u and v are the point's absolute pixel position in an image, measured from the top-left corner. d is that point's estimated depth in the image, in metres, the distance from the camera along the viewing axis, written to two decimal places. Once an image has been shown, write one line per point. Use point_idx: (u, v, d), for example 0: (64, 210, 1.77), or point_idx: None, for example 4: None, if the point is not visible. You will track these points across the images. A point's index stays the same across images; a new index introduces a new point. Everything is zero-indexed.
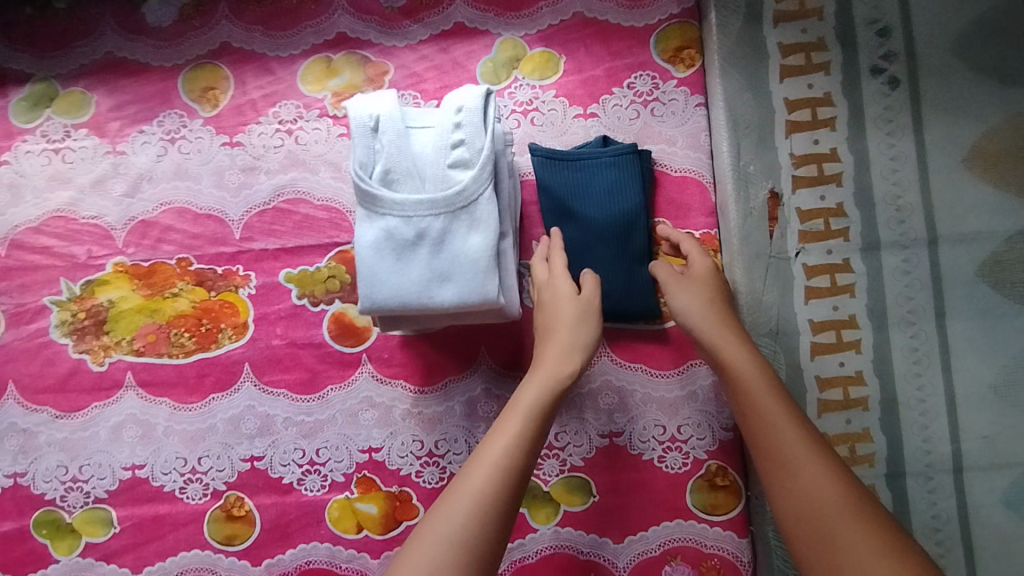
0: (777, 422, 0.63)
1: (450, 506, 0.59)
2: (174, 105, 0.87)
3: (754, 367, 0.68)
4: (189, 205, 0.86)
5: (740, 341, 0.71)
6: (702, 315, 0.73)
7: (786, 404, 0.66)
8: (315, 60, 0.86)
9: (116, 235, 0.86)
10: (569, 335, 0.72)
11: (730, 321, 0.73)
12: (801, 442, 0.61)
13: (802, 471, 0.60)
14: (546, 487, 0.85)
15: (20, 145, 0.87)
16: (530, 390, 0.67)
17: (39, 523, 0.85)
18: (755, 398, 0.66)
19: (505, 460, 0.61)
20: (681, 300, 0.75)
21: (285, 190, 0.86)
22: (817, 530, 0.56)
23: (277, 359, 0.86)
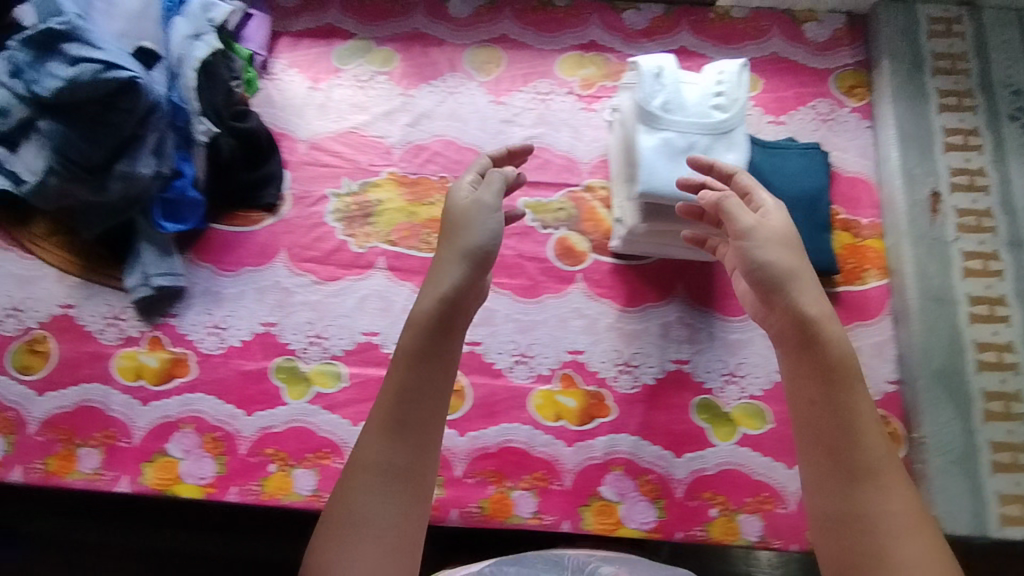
0: (861, 425, 0.69)
1: (365, 480, 0.68)
2: (457, 70, 1.11)
3: (835, 346, 0.72)
4: (457, 139, 1.07)
5: (825, 316, 0.73)
6: (794, 274, 0.75)
7: (854, 389, 0.70)
8: (570, 55, 1.12)
9: (394, 152, 1.07)
10: (455, 252, 0.79)
11: (793, 277, 0.75)
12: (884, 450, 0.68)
13: (863, 458, 0.68)
14: (727, 408, 0.95)
15: (334, 79, 1.11)
16: (408, 334, 0.74)
17: (278, 368, 0.96)
18: (841, 380, 0.71)
19: (404, 416, 0.70)
20: (771, 253, 0.75)
21: (533, 140, 1.07)
22: (850, 513, 0.66)
23: (506, 265, 1.01)
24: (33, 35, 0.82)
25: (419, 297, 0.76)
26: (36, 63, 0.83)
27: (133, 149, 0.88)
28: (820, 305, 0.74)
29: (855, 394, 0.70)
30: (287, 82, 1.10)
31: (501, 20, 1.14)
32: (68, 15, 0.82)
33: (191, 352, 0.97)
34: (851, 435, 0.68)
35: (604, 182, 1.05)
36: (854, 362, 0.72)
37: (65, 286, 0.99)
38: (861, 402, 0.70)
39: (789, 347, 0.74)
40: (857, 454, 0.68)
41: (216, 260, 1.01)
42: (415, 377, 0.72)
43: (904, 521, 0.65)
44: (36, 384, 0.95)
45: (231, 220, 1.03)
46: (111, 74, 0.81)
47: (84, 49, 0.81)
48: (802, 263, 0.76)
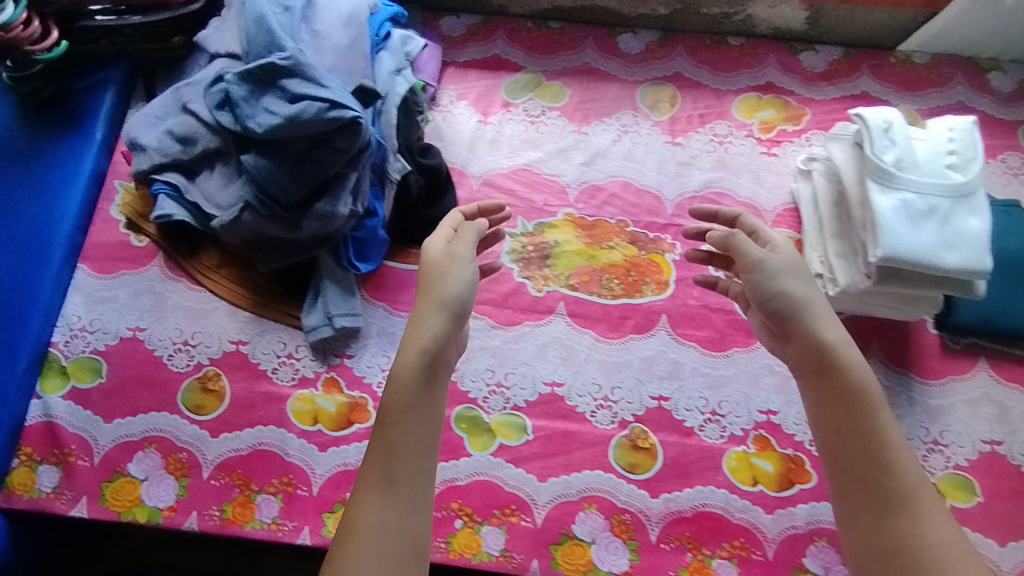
0: (889, 444, 0.67)
1: (354, 543, 0.61)
2: (630, 108, 1.07)
3: (853, 370, 0.71)
4: (634, 181, 1.03)
5: (843, 343, 0.72)
6: (809, 307, 0.74)
7: (877, 414, 0.69)
8: (748, 96, 1.08)
9: (569, 192, 1.03)
10: (436, 302, 0.72)
11: (800, 302, 0.74)
12: (913, 464, 0.66)
13: (900, 477, 0.65)
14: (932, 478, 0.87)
15: (505, 113, 1.08)
16: (404, 390, 0.68)
17: (460, 417, 0.92)
18: (861, 401, 0.69)
19: (401, 473, 0.65)
20: (783, 284, 0.75)
21: (713, 185, 1.03)
22: (907, 542, 0.62)
23: (692, 316, 0.97)
24: (253, 72, 0.80)
25: (399, 357, 0.70)
26: (251, 99, 0.80)
27: (335, 188, 0.85)
28: (835, 331, 0.73)
29: (880, 416, 0.68)
30: (456, 115, 1.07)
31: (674, 58, 1.10)
32: (291, 52, 0.79)
33: (370, 397, 0.93)
34: (880, 458, 0.66)
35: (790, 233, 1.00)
36: (876, 385, 0.70)
37: (237, 322, 0.96)
38: (887, 426, 0.68)
39: (808, 377, 0.74)
40: (889, 483, 0.65)
41: (390, 299, 0.97)
42: (418, 429, 0.67)
43: (950, 542, 0.61)
44: (209, 424, 0.91)
45: (404, 258, 0.99)
46: (333, 113, 0.78)
47: (306, 86, 0.79)
48: (816, 294, 0.75)
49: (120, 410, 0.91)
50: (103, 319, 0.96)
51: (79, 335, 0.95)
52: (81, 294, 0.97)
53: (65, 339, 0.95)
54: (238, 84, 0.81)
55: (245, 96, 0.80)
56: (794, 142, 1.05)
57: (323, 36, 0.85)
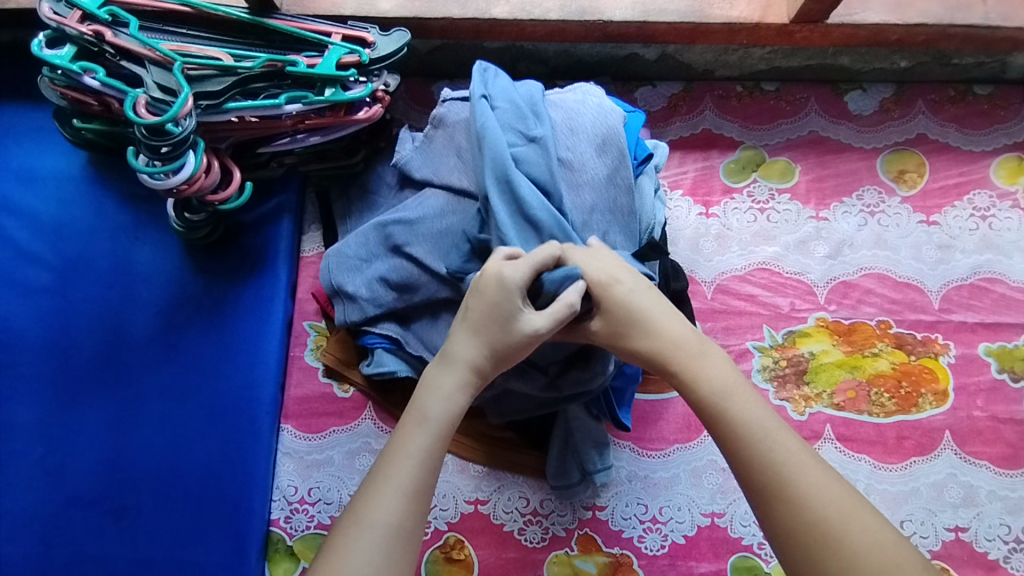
0: (759, 426, 0.58)
1: (357, 536, 0.57)
2: (872, 182, 0.94)
3: (707, 375, 0.61)
4: (890, 273, 0.90)
5: (682, 338, 0.63)
6: (651, 322, 0.64)
7: (737, 399, 0.60)
8: (1007, 158, 0.93)
9: (818, 292, 0.90)
10: (486, 334, 0.63)
11: (648, 346, 0.63)
12: (787, 442, 0.57)
13: (760, 468, 0.57)
14: None
15: (729, 201, 0.94)
16: (437, 400, 0.63)
17: (737, 569, 0.82)
18: (721, 399, 0.60)
19: (417, 484, 0.60)
20: (640, 325, 0.64)
21: (981, 269, 0.90)
22: (804, 523, 0.54)
23: (979, 430, 0.85)
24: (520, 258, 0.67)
25: (432, 378, 0.65)
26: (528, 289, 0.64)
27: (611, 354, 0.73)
28: (684, 337, 0.63)
29: (742, 406, 0.60)
30: (673, 210, 0.94)
31: (915, 116, 0.96)
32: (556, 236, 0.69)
33: (633, 554, 0.83)
34: (746, 447, 0.57)
35: None
36: (727, 376, 0.61)
37: (470, 478, 0.86)
38: (748, 406, 0.60)
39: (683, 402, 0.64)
40: (770, 468, 0.56)
41: (636, 436, 0.87)
42: (436, 447, 0.62)
43: (840, 510, 0.54)
44: None
45: (643, 387, 0.89)
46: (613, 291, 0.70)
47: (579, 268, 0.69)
48: (641, 294, 0.65)
49: None
50: (323, 488, 0.86)
51: (300, 510, 0.85)
52: (291, 461, 0.87)
53: (286, 515, 0.85)
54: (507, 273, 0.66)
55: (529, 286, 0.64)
56: None
57: (577, 167, 0.73)
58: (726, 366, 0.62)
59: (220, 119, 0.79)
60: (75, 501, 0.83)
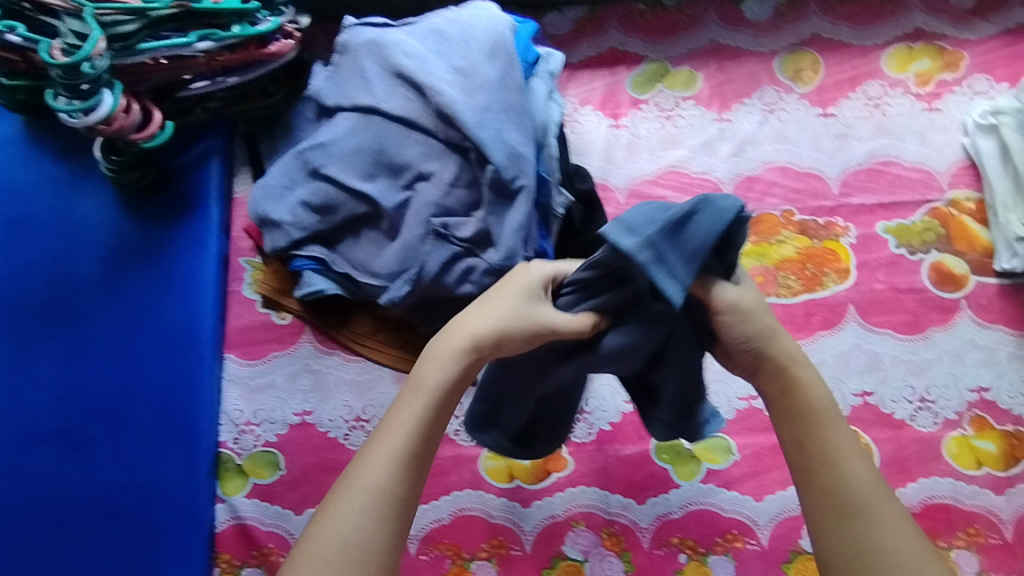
0: (852, 449, 0.56)
1: (348, 502, 0.53)
2: (771, 82, 0.98)
3: (806, 387, 0.59)
4: (791, 164, 0.95)
5: (792, 345, 0.60)
6: (772, 339, 0.58)
7: (833, 422, 0.58)
8: (897, 48, 0.98)
9: (724, 188, 0.95)
10: (500, 314, 0.58)
11: (766, 345, 0.58)
12: (874, 475, 0.56)
13: (850, 494, 0.55)
14: None
15: (637, 112, 0.99)
16: (442, 365, 0.57)
17: (660, 448, 0.88)
18: (816, 410, 0.58)
19: (412, 451, 0.55)
20: (754, 324, 0.57)
21: (877, 154, 0.95)
22: (869, 556, 0.53)
23: (881, 302, 0.90)
24: (712, 205, 0.51)
25: (428, 351, 0.58)
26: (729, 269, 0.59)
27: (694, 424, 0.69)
28: (795, 346, 0.60)
29: (838, 430, 0.57)
30: (584, 124, 0.99)
31: (808, 18, 1.00)
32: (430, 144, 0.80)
33: (562, 443, 0.89)
34: (832, 466, 0.56)
35: (970, 193, 0.92)
36: (831, 395, 0.59)
37: None
38: (843, 431, 0.57)
39: (768, 404, 0.61)
40: (847, 493, 0.55)
41: None
42: (435, 415, 0.57)
43: (918, 561, 0.52)
44: None
45: None
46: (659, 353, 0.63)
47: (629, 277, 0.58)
48: (767, 319, 0.58)
49: (308, 501, 0.88)
50: (266, 409, 0.91)
51: (247, 430, 0.91)
52: (235, 387, 0.92)
53: (233, 436, 0.91)
54: (733, 209, 0.52)
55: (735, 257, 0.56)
56: (956, 92, 0.96)
57: (471, 72, 0.78)
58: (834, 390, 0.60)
59: (134, 61, 0.84)
60: (32, 437, 0.87)
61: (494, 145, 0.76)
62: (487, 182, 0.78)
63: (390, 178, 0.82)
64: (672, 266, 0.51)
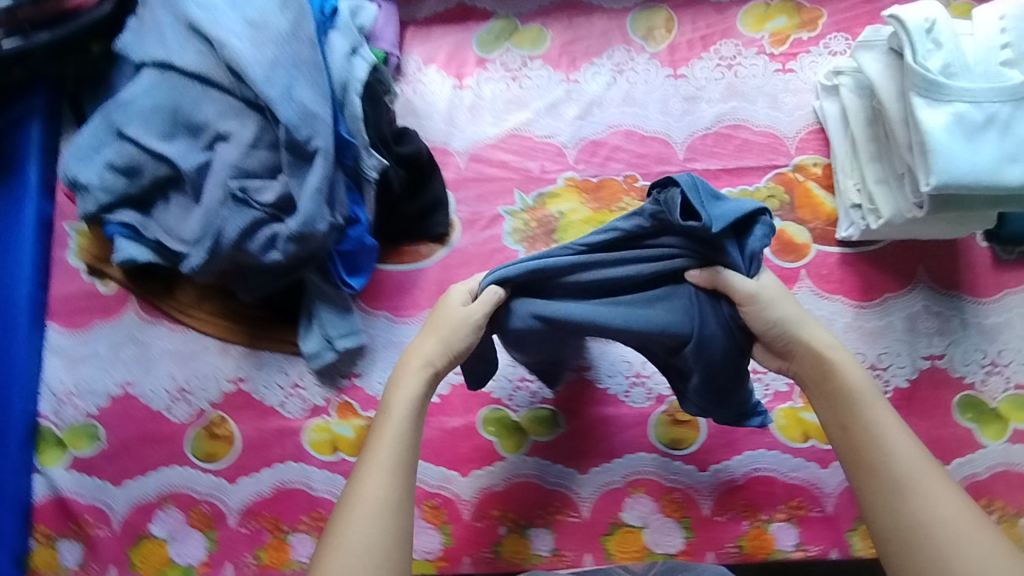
0: (883, 425, 0.63)
1: (355, 516, 0.62)
2: (622, 42, 0.94)
3: (849, 373, 0.66)
4: (636, 128, 0.91)
5: (829, 340, 0.67)
6: (802, 331, 0.67)
7: (872, 403, 0.64)
8: (754, 6, 0.94)
9: (567, 153, 0.91)
10: (444, 336, 0.69)
11: (792, 331, 0.67)
12: (910, 448, 0.61)
13: (890, 461, 0.61)
14: (992, 403, 0.82)
15: (482, 72, 0.94)
16: (406, 391, 0.68)
17: (487, 421, 0.87)
18: (846, 394, 0.65)
19: (400, 459, 0.65)
20: (780, 311, 0.66)
21: (725, 117, 0.91)
22: (918, 523, 0.58)
23: None
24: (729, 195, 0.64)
25: (399, 375, 0.70)
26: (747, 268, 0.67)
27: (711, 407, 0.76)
28: (826, 337, 0.68)
29: (876, 410, 0.64)
30: (427, 84, 0.94)
31: None
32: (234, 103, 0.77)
33: None
34: (873, 440, 0.62)
35: (818, 158, 0.89)
36: (868, 380, 0.65)
37: (231, 359, 0.89)
38: (881, 411, 0.64)
39: (812, 393, 0.69)
40: (895, 466, 0.61)
41: (391, 306, 0.89)
42: (412, 427, 0.67)
43: (954, 526, 0.57)
44: (224, 471, 0.87)
45: (398, 259, 0.90)
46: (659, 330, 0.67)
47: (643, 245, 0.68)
48: (801, 312, 0.68)
49: (128, 472, 0.87)
50: (88, 380, 0.89)
51: (67, 401, 0.88)
52: (58, 357, 0.90)
53: (53, 407, 0.89)
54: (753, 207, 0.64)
55: (755, 252, 0.66)
56: (812, 52, 0.91)
57: (260, 25, 0.74)
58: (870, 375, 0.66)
59: None
60: None
61: (282, 102, 0.72)
62: (282, 142, 0.75)
63: (190, 139, 0.78)
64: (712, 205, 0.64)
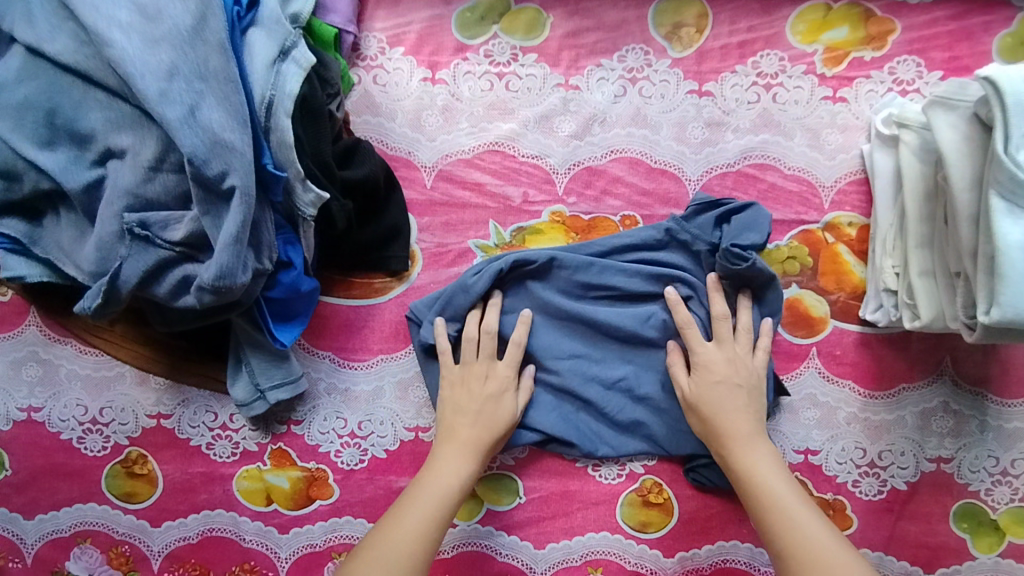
0: (786, 508, 0.62)
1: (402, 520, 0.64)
2: (640, 40, 0.76)
3: (751, 462, 0.65)
4: (643, 156, 0.75)
5: (741, 424, 0.67)
6: (715, 414, 0.67)
7: (773, 493, 0.63)
8: (811, 8, 0.75)
9: (557, 181, 0.76)
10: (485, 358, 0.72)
11: (711, 419, 0.68)
12: (815, 533, 0.60)
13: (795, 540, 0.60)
14: (993, 514, 0.75)
15: (461, 63, 0.77)
16: (461, 407, 0.70)
17: None
18: (748, 481, 0.64)
19: (455, 477, 0.67)
20: (707, 390, 0.68)
21: (753, 153, 0.75)
22: None
23: None
24: (758, 215, 0.69)
25: (451, 401, 0.71)
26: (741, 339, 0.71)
27: (713, 457, 0.74)
28: (746, 424, 0.67)
29: (780, 496, 0.63)
30: (392, 73, 0.77)
31: None
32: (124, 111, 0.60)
33: (329, 468, 0.78)
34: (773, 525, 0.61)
35: (854, 217, 0.75)
36: (770, 471, 0.65)
37: (150, 391, 0.78)
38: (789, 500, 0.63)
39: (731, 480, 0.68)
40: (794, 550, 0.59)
41: (336, 346, 0.77)
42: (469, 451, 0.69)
43: None
44: (145, 513, 0.78)
45: (346, 291, 0.77)
46: (654, 351, 0.74)
47: (648, 252, 0.73)
48: (728, 382, 0.68)
49: (39, 505, 0.79)
50: None
51: None
52: None
53: None
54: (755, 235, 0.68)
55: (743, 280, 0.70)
56: (871, 78, 0.75)
57: (154, 16, 0.57)
58: (779, 465, 0.66)
59: None
60: None
61: (181, 127, 0.56)
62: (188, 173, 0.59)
63: (77, 149, 0.62)
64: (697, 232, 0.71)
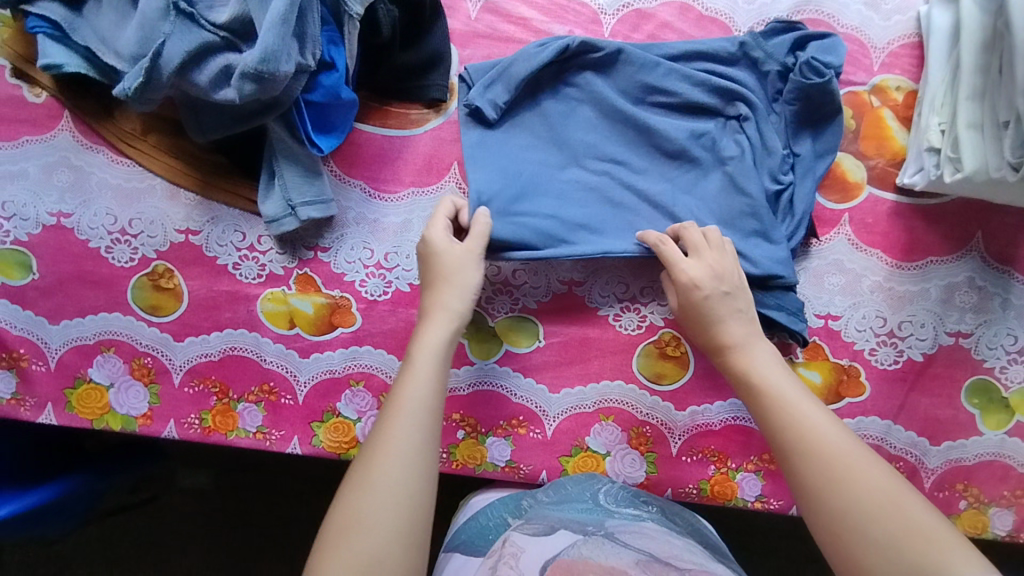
0: (798, 409, 0.60)
1: (395, 413, 0.61)
2: None
3: (753, 370, 0.64)
4: (693, 3, 0.76)
5: (735, 338, 0.65)
6: (705, 315, 0.66)
7: (792, 417, 0.59)
8: None
9: (604, 21, 0.76)
10: (449, 254, 0.68)
11: (706, 326, 0.67)
12: (830, 431, 0.58)
13: (814, 456, 0.57)
14: (1005, 392, 0.76)
15: None
16: (451, 283, 0.68)
17: None
18: (756, 394, 0.62)
19: (441, 351, 0.65)
20: (703, 306, 0.66)
21: (806, 7, 0.75)
22: (830, 499, 0.55)
23: None
24: (831, 41, 0.72)
25: (437, 276, 0.68)
26: (790, 169, 0.73)
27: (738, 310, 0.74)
28: (737, 330, 0.66)
29: (789, 397, 0.61)
30: None
31: None
32: None
33: (352, 296, 0.78)
34: (791, 429, 0.59)
35: (903, 81, 0.75)
36: (774, 373, 0.63)
37: (181, 206, 0.79)
38: (804, 410, 0.60)
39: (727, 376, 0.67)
40: (810, 446, 0.58)
41: (369, 176, 0.77)
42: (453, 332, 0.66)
43: (886, 503, 0.53)
44: (170, 327, 0.79)
45: (382, 120, 0.77)
46: (688, 168, 0.74)
47: (715, 64, 0.74)
48: (718, 292, 0.66)
49: (64, 311, 0.79)
50: (18, 202, 0.78)
51: None
52: None
53: None
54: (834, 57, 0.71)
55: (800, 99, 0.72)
56: None
57: None
58: (777, 362, 0.64)
59: None
60: None
61: None
62: None
63: None
64: (769, 47, 0.73)
